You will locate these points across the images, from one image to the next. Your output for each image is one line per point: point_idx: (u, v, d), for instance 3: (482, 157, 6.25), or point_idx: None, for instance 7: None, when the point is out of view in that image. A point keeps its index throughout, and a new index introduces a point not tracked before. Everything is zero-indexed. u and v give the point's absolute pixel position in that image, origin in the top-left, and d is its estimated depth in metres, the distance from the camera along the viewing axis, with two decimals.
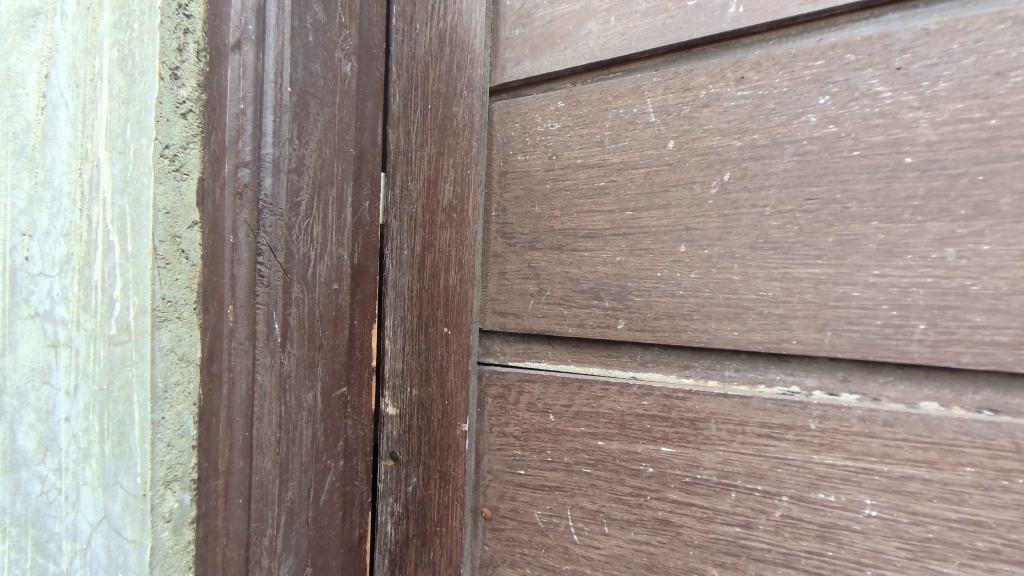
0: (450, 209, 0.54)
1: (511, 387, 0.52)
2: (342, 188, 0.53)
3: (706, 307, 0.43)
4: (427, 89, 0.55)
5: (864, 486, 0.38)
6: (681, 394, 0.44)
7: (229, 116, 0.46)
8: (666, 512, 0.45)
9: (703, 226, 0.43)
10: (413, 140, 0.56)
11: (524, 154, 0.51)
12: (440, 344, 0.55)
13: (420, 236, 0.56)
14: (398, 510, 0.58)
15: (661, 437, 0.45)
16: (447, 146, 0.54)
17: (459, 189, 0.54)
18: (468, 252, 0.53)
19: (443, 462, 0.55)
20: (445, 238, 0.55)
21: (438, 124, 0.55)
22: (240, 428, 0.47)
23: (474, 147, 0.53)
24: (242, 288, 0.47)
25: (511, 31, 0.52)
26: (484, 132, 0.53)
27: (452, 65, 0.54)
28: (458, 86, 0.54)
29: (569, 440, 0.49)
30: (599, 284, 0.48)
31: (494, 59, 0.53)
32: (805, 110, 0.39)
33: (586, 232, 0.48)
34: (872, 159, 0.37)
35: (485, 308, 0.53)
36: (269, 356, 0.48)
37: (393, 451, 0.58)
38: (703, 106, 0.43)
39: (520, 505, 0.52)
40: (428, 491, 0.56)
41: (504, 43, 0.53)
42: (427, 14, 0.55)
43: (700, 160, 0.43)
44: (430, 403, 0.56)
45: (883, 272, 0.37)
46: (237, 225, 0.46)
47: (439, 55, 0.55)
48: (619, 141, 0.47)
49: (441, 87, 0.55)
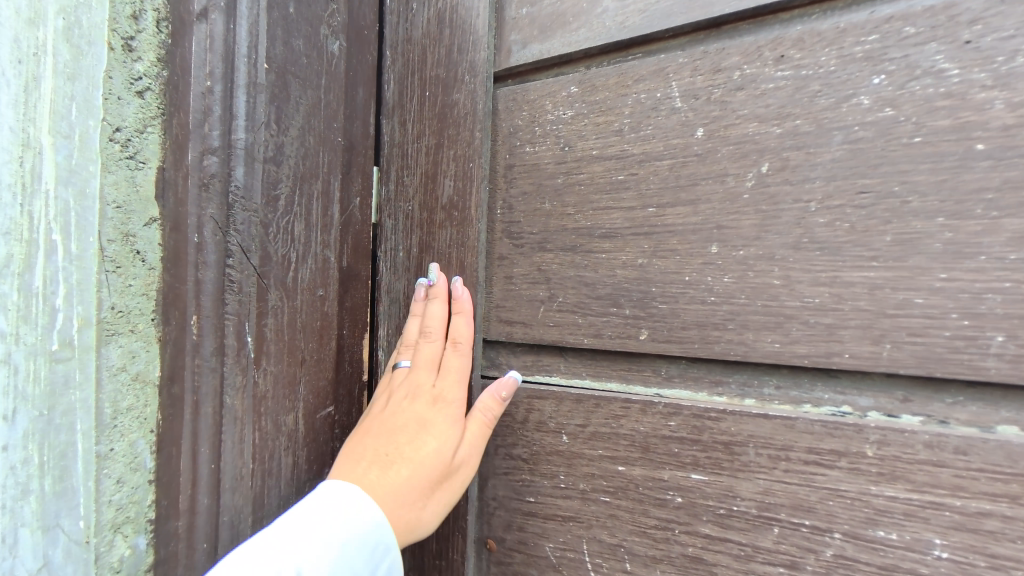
0: (451, 207, 0.49)
1: (519, 404, 0.47)
2: (330, 183, 0.48)
3: (742, 316, 0.38)
4: (425, 76, 0.50)
5: (931, 523, 0.33)
6: (713, 413, 0.39)
7: (194, 95, 0.40)
8: (697, 549, 0.39)
9: (738, 224, 0.38)
10: (409, 132, 0.51)
11: (533, 145, 0.46)
12: None
13: (416, 237, 0.50)
14: None
15: (691, 463, 0.40)
16: (446, 137, 0.49)
17: (460, 183, 0.48)
18: (470, 254, 0.48)
19: None
20: (444, 238, 0.49)
21: (437, 114, 0.49)
22: (204, 461, 0.41)
23: (477, 137, 0.48)
24: (209, 296, 0.41)
25: (517, 11, 0.47)
26: (488, 122, 0.48)
27: (452, 49, 0.49)
28: (460, 70, 0.48)
29: (585, 464, 0.44)
30: (618, 290, 0.42)
31: (499, 42, 0.48)
32: (856, 91, 0.35)
33: (602, 232, 0.43)
34: (936, 147, 0.33)
35: (489, 316, 0.48)
36: (240, 375, 0.42)
37: None
38: (737, 89, 0.38)
39: (529, 537, 0.46)
40: None
41: (510, 25, 0.48)
42: None
43: (733, 150, 0.38)
44: None
45: (950, 276, 0.33)
46: (202, 223, 0.40)
47: (438, 37, 0.49)
48: (640, 129, 0.42)
49: (440, 72, 0.49)
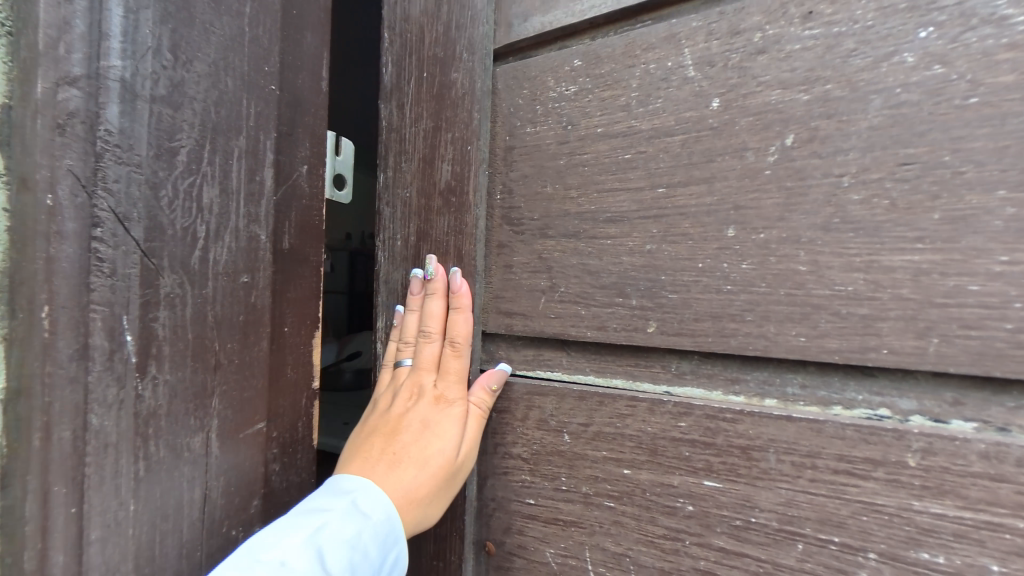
0: (449, 192, 0.46)
1: (519, 400, 0.44)
2: (260, 147, 0.40)
3: (763, 307, 0.34)
4: (422, 55, 0.48)
5: (987, 547, 0.28)
6: (730, 415, 0.35)
7: (44, 7, 0.30)
8: (710, 562, 0.36)
9: (758, 204, 0.35)
10: (406, 116, 0.49)
11: (534, 125, 0.43)
12: None
13: (414, 224, 0.48)
14: None
15: (704, 469, 0.36)
16: (444, 119, 0.47)
17: (458, 167, 0.46)
18: (467, 242, 0.45)
19: None
20: (442, 225, 0.47)
21: (434, 96, 0.47)
22: (59, 503, 0.31)
23: (475, 118, 0.45)
24: (67, 280, 0.31)
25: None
26: (487, 101, 0.45)
27: (450, 26, 0.46)
28: (458, 48, 0.46)
29: (588, 466, 0.40)
30: (624, 279, 0.39)
31: (500, 16, 0.45)
32: (898, 47, 0.30)
33: (607, 216, 0.40)
34: (997, 108, 0.28)
35: (489, 305, 0.46)
36: (120, 382, 0.33)
37: None
38: (758, 53, 0.34)
39: (529, 541, 0.44)
40: None
41: None
42: None
43: (753, 121, 0.34)
44: None
45: (1014, 259, 0.28)
46: (58, 180, 0.31)
47: (436, 15, 0.47)
48: (649, 103, 0.38)
49: (438, 51, 0.47)
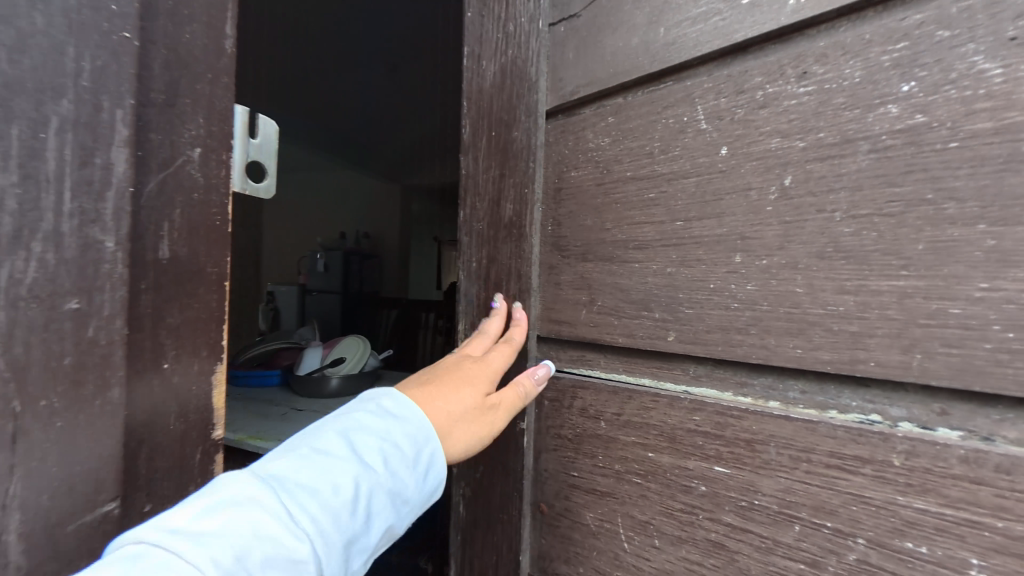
0: (511, 224, 0.59)
1: (566, 391, 0.55)
2: (114, 124, 0.40)
3: (765, 322, 0.40)
4: (492, 118, 0.61)
5: (967, 542, 0.32)
6: (736, 412, 0.42)
7: None
8: (720, 535, 0.43)
9: (761, 235, 0.41)
10: (478, 166, 0.62)
11: (578, 170, 0.54)
12: None
13: (486, 250, 0.62)
14: (467, 492, 0.64)
15: (714, 456, 0.43)
16: (507, 168, 0.59)
17: (519, 206, 0.58)
18: (524, 264, 0.58)
19: (505, 455, 0.60)
20: (507, 251, 0.60)
21: (500, 149, 0.60)
22: None
23: (532, 168, 0.57)
24: None
25: (562, 53, 0.55)
26: (541, 153, 0.57)
27: (513, 95, 0.59)
28: (518, 112, 0.58)
29: (620, 448, 0.50)
30: (649, 296, 0.48)
31: (551, 83, 0.56)
32: (884, 100, 0.35)
33: (636, 244, 0.49)
34: (976, 151, 0.31)
35: (542, 314, 0.57)
36: None
37: None
38: (760, 108, 0.40)
39: (574, 505, 0.54)
40: (492, 480, 0.61)
41: (560, 67, 0.55)
42: (492, 50, 0.61)
43: (756, 165, 0.41)
44: None
45: (994, 286, 0.31)
46: None
47: (502, 86, 0.60)
48: (670, 151, 0.46)
49: (504, 115, 0.60)
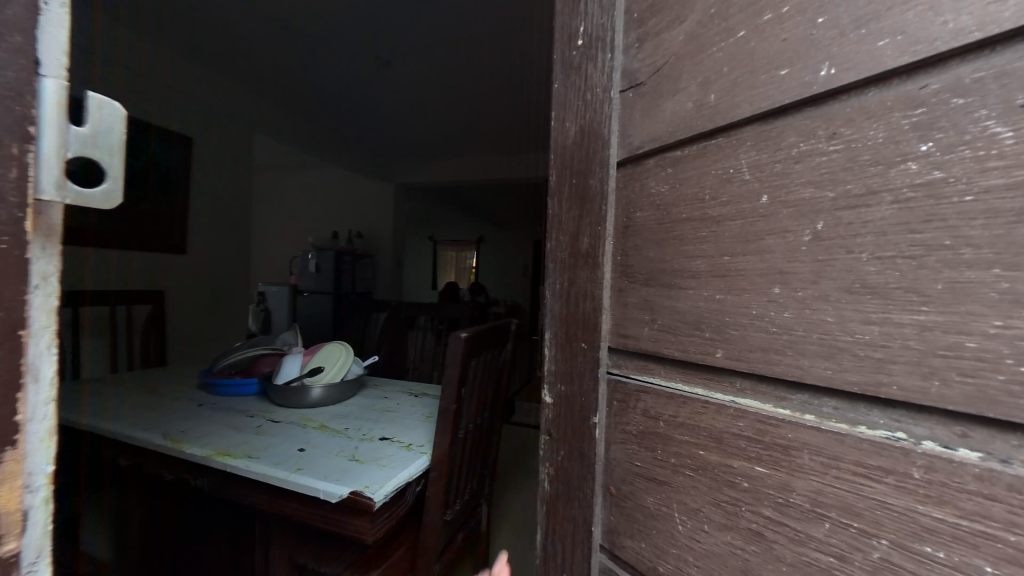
0: (587, 255, 0.72)
1: (630, 394, 0.66)
2: None
3: (799, 345, 0.47)
4: (573, 169, 0.75)
5: (980, 550, 0.36)
6: (774, 420, 0.49)
7: None
8: (760, 525, 0.50)
9: (796, 270, 0.48)
10: (561, 207, 0.77)
11: (642, 211, 0.65)
12: (580, 355, 0.73)
13: (568, 276, 0.75)
14: (551, 472, 0.78)
15: (755, 458, 0.51)
16: (585, 209, 0.73)
17: (594, 241, 0.71)
18: (597, 287, 0.71)
19: (582, 443, 0.72)
20: (584, 277, 0.73)
21: (580, 195, 0.74)
22: None
23: (604, 209, 0.70)
24: None
25: (630, 115, 0.67)
26: (613, 198, 0.69)
27: (590, 151, 0.72)
28: (594, 165, 0.71)
29: (675, 445, 0.59)
30: (700, 318, 0.57)
31: (621, 140, 0.68)
32: (904, 157, 0.40)
33: (690, 274, 0.58)
34: (990, 205, 0.35)
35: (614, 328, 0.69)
36: None
37: (548, 429, 0.79)
38: (795, 162, 0.47)
39: (637, 490, 0.64)
40: (571, 463, 0.74)
41: (628, 126, 0.67)
42: (574, 115, 0.75)
43: (792, 211, 0.48)
44: (572, 397, 0.74)
45: (1008, 324, 0.35)
46: None
47: (582, 144, 0.73)
48: (718, 197, 0.55)
49: (583, 167, 0.73)
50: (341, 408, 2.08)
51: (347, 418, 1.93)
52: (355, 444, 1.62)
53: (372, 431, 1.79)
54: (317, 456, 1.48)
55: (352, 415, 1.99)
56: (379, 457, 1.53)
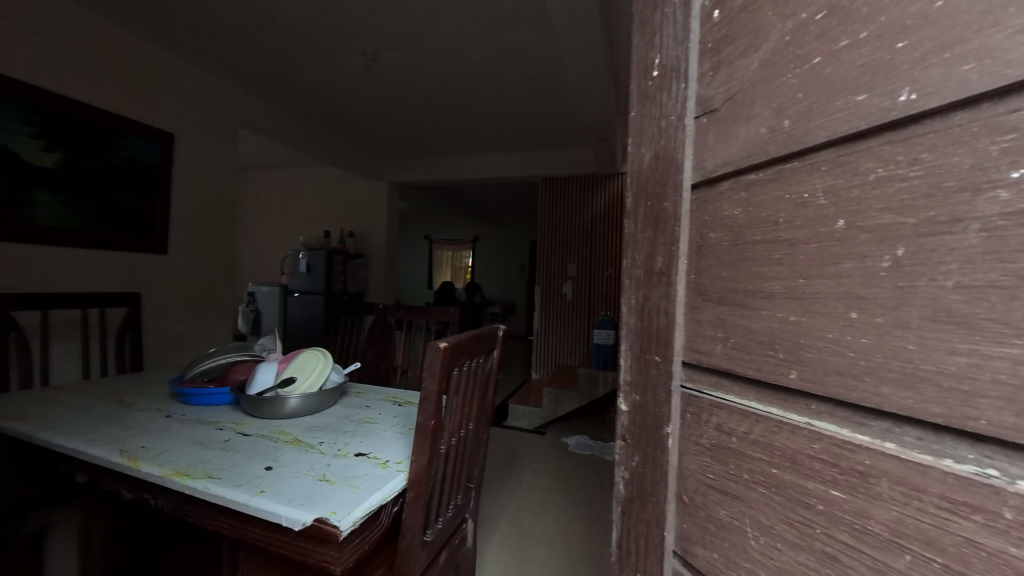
0: (660, 272, 0.74)
1: (704, 408, 0.68)
2: None
3: (878, 372, 0.47)
4: (647, 187, 0.76)
5: None
6: (851, 445, 0.49)
7: None
8: (835, 549, 0.50)
9: (875, 295, 0.47)
10: (634, 227, 0.78)
11: (715, 232, 0.66)
12: (653, 368, 0.75)
13: (640, 291, 0.77)
14: (626, 477, 0.79)
15: (831, 482, 0.51)
16: (658, 230, 0.74)
17: (667, 258, 0.73)
18: (672, 304, 0.73)
19: (655, 451, 0.74)
20: (657, 293, 0.74)
21: (652, 216, 0.75)
22: None
23: (677, 229, 0.72)
24: None
25: (704, 140, 0.69)
26: (687, 217, 0.71)
27: (664, 172, 0.73)
28: (667, 185, 0.73)
29: (747, 461, 0.61)
30: (775, 338, 0.58)
31: (695, 164, 0.71)
32: (992, 184, 0.38)
33: (763, 294, 0.59)
34: None
35: (688, 344, 0.72)
36: None
37: (623, 435, 0.81)
38: (872, 188, 0.47)
39: (710, 502, 0.66)
40: (646, 470, 0.76)
41: (702, 150, 0.69)
42: (649, 137, 0.76)
43: (872, 237, 0.47)
44: (647, 407, 0.76)
45: None
46: None
47: (655, 165, 0.75)
48: (794, 220, 0.56)
49: (657, 185, 0.75)
50: (321, 419, 2.22)
51: (324, 429, 2.06)
52: (327, 461, 1.71)
53: (348, 445, 1.89)
54: (282, 476, 1.55)
55: (331, 426, 2.11)
56: (349, 476, 1.59)
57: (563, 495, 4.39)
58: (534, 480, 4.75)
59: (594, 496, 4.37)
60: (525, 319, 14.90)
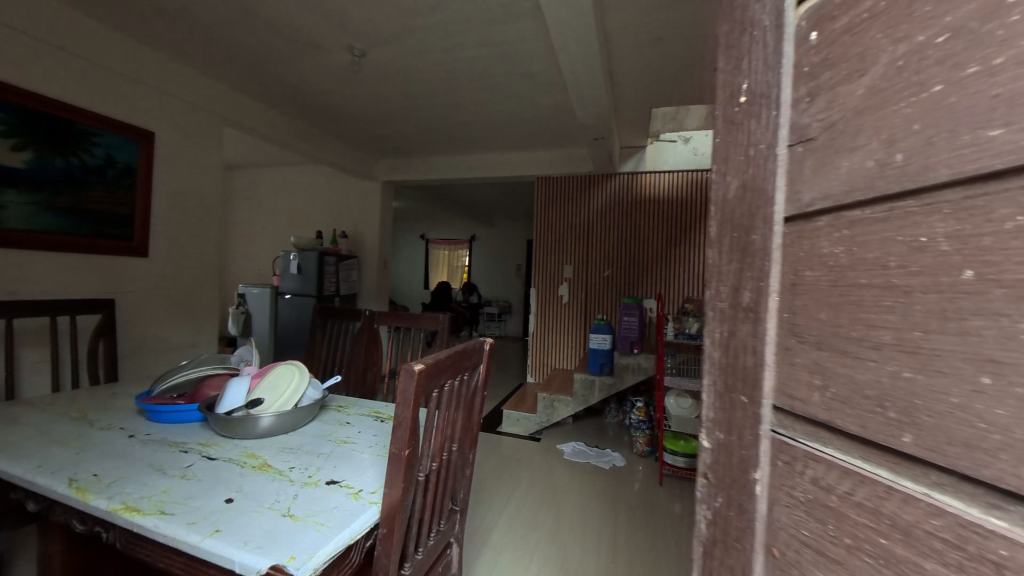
0: (747, 308, 0.70)
1: (798, 458, 0.63)
2: None
3: (1019, 451, 0.38)
4: (733, 219, 0.73)
5: None
6: (982, 529, 0.42)
7: None
8: None
9: (1013, 359, 0.38)
10: (721, 258, 0.75)
11: (812, 270, 0.61)
12: (740, 407, 0.71)
13: (726, 325, 0.74)
14: (709, 517, 0.76)
15: (955, 567, 0.44)
16: (746, 263, 0.71)
17: (755, 294, 0.69)
18: (760, 343, 0.68)
19: (741, 495, 0.70)
20: (745, 330, 0.71)
21: (739, 248, 0.72)
22: None
23: (768, 264, 0.68)
24: None
25: (799, 170, 0.64)
26: (779, 252, 0.67)
27: (752, 202, 0.70)
28: (757, 218, 0.70)
29: (850, 523, 0.55)
30: (884, 394, 0.51)
31: (789, 195, 0.66)
32: None
33: (869, 343, 0.52)
34: None
35: (779, 388, 0.67)
36: None
37: (705, 473, 0.78)
38: (1015, 236, 0.38)
39: (803, 562, 0.61)
40: (730, 513, 0.72)
41: (800, 180, 0.64)
42: (737, 167, 0.73)
43: (1009, 293, 0.38)
44: (731, 447, 0.73)
45: None
46: None
47: (743, 196, 0.71)
48: (907, 266, 0.48)
49: (745, 217, 0.71)
50: (296, 439, 2.25)
51: (297, 452, 2.09)
52: (294, 491, 1.72)
53: (319, 472, 1.89)
54: (242, 512, 1.55)
55: (307, 448, 2.14)
56: (314, 510, 1.59)
57: (545, 510, 4.59)
58: (524, 498, 4.82)
59: (578, 525, 4.35)
60: (522, 320, 14.75)
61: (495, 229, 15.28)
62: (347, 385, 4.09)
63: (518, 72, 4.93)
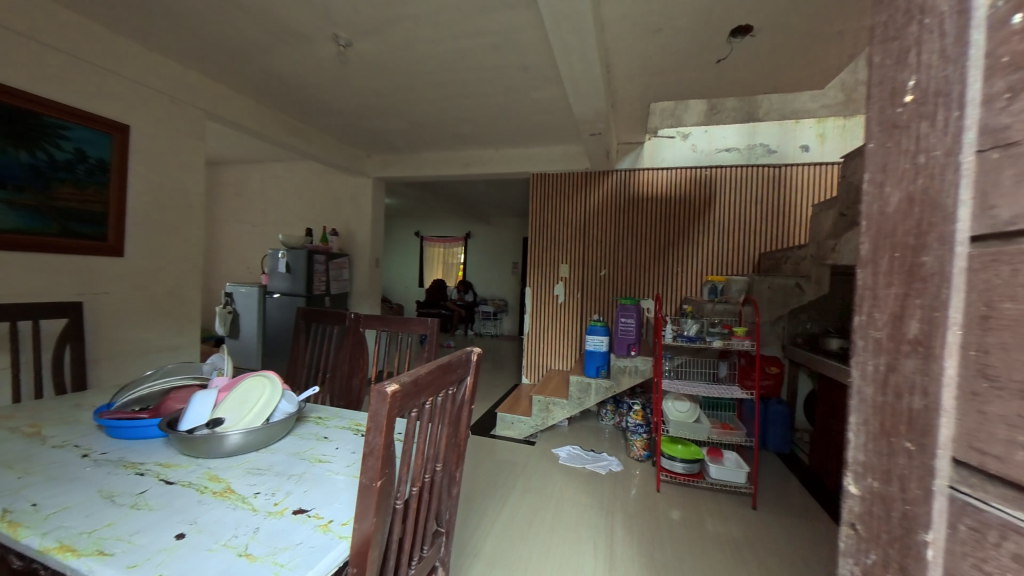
0: (916, 342, 0.72)
1: (990, 528, 0.62)
2: None
3: None
4: (897, 240, 0.76)
5: None
6: None
7: None
8: None
9: None
10: (879, 281, 0.79)
11: (1014, 301, 0.58)
12: (903, 454, 0.74)
13: (884, 359, 0.79)
14: (858, 566, 0.84)
15: None
16: (914, 289, 0.72)
17: (925, 327, 0.71)
18: (934, 383, 0.68)
19: (905, 557, 0.73)
20: (910, 365, 0.73)
21: (905, 270, 0.74)
22: None
23: (945, 294, 0.68)
24: None
25: (991, 179, 0.63)
26: (961, 278, 0.66)
27: (924, 222, 0.71)
28: (930, 239, 0.71)
29: None
30: None
31: (968, 214, 0.66)
32: None
33: None
34: None
35: (956, 437, 0.67)
36: None
37: (854, 522, 0.84)
38: None
39: None
40: (888, 570, 0.77)
41: (992, 192, 0.62)
42: (904, 180, 0.75)
43: None
44: (892, 500, 0.76)
45: None
46: None
47: (911, 213, 0.74)
48: None
49: (913, 240, 0.74)
50: (265, 458, 2.12)
51: (265, 474, 1.96)
52: (257, 522, 1.59)
53: (286, 499, 1.76)
54: (192, 552, 1.41)
55: (277, 469, 2.02)
56: (275, 548, 1.46)
57: (540, 518, 4.52)
58: (517, 507, 4.72)
59: (574, 534, 4.28)
60: (517, 318, 14.61)
61: (489, 226, 15.09)
62: (331, 393, 3.92)
63: (513, 65, 4.79)
